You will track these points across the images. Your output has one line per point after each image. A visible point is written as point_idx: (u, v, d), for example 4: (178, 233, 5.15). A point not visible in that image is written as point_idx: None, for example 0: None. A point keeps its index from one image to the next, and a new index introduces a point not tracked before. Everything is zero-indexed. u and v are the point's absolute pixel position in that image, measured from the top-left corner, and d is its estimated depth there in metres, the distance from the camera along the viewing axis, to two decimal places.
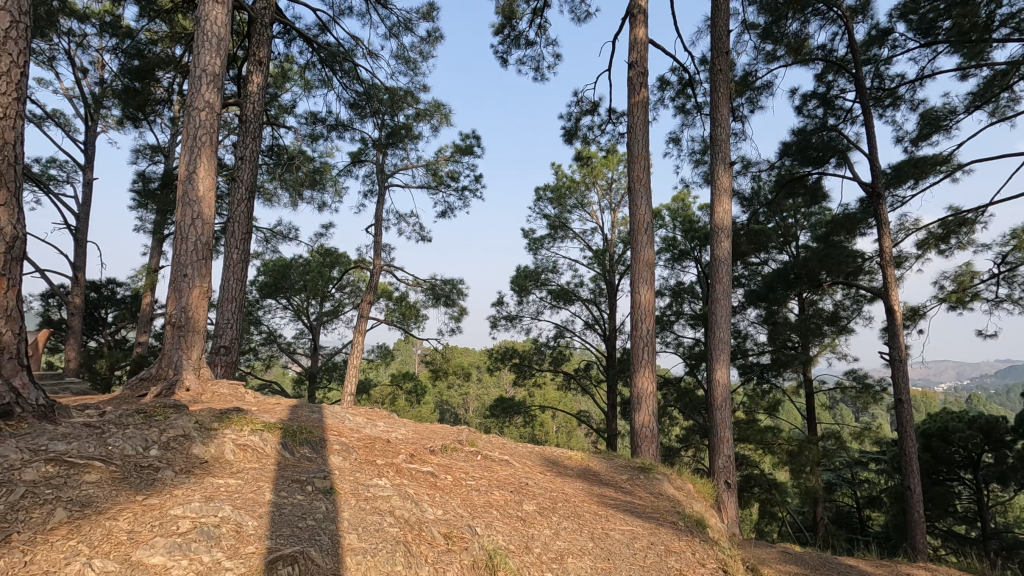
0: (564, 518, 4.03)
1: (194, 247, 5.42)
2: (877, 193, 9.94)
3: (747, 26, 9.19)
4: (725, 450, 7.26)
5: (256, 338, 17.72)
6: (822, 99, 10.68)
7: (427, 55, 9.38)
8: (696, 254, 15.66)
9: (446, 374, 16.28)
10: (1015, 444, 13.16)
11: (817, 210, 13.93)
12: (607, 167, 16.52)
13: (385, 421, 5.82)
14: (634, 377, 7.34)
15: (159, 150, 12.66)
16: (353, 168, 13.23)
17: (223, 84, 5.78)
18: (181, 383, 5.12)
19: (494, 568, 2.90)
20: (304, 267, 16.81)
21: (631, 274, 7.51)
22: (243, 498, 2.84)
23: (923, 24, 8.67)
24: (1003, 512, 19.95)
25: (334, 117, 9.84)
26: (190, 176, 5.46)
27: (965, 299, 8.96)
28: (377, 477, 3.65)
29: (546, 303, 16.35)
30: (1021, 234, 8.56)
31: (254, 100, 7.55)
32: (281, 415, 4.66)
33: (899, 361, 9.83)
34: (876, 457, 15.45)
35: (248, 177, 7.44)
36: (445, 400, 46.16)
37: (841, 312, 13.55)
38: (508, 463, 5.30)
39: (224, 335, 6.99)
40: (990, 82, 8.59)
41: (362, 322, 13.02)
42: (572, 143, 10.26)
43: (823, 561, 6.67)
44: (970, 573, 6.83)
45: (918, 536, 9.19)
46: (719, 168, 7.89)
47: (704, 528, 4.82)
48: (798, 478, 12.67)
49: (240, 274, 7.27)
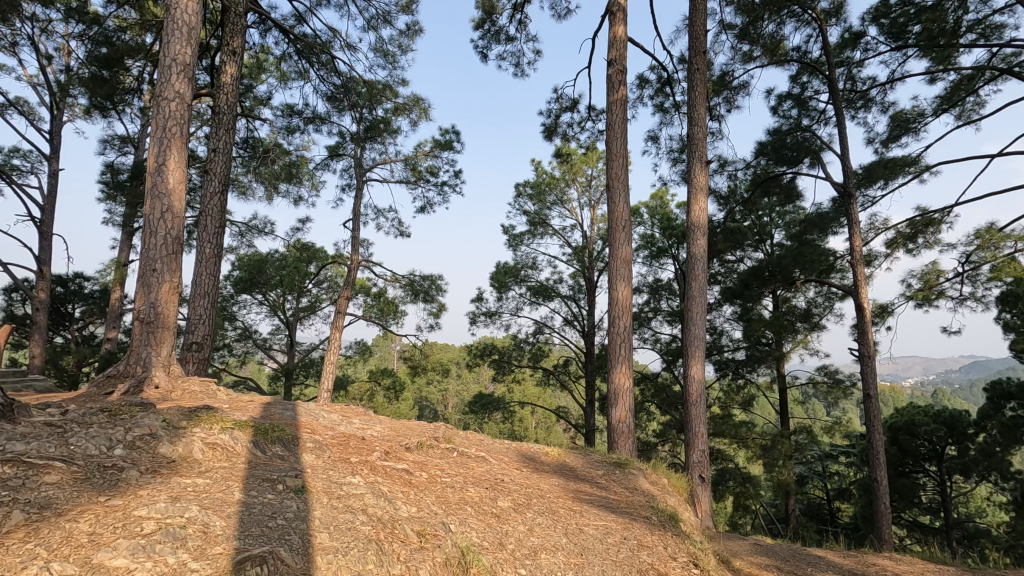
0: (539, 514, 4.04)
1: (163, 241, 5.28)
2: (849, 193, 10.17)
3: (724, 26, 9.30)
4: (699, 444, 7.36)
5: (230, 334, 17.41)
6: (797, 100, 10.88)
7: (406, 49, 9.30)
8: (673, 252, 15.88)
9: (425, 370, 16.22)
10: (977, 437, 13.72)
11: (791, 209, 14.18)
12: (586, 164, 16.66)
13: (361, 418, 5.76)
14: (612, 373, 7.39)
15: (128, 140, 12.29)
16: (331, 162, 13.07)
17: (194, 74, 5.64)
18: (150, 381, 5.00)
19: (467, 565, 2.89)
20: (281, 261, 16.54)
21: (609, 271, 7.53)
22: (212, 498, 2.79)
23: (894, 28, 8.87)
24: (965, 503, 20.73)
25: (311, 110, 9.71)
26: (159, 169, 5.30)
27: (931, 297, 9.23)
28: (351, 475, 3.61)
29: (526, 299, 16.40)
30: (984, 234, 8.83)
31: (228, 90, 7.38)
32: (253, 413, 4.56)
33: (867, 357, 10.09)
34: (845, 450, 15.90)
35: (221, 169, 7.26)
36: (424, 397, 46.08)
37: (813, 309, 13.87)
38: (484, 459, 5.30)
39: (196, 331, 6.82)
40: (957, 87, 8.84)
41: (340, 317, 12.86)
42: (552, 140, 10.28)
43: (793, 552, 6.79)
44: (933, 563, 7.03)
45: (884, 526, 9.45)
46: (696, 167, 7.96)
47: (677, 522, 4.87)
48: (771, 472, 12.91)
49: (213, 269, 7.12)
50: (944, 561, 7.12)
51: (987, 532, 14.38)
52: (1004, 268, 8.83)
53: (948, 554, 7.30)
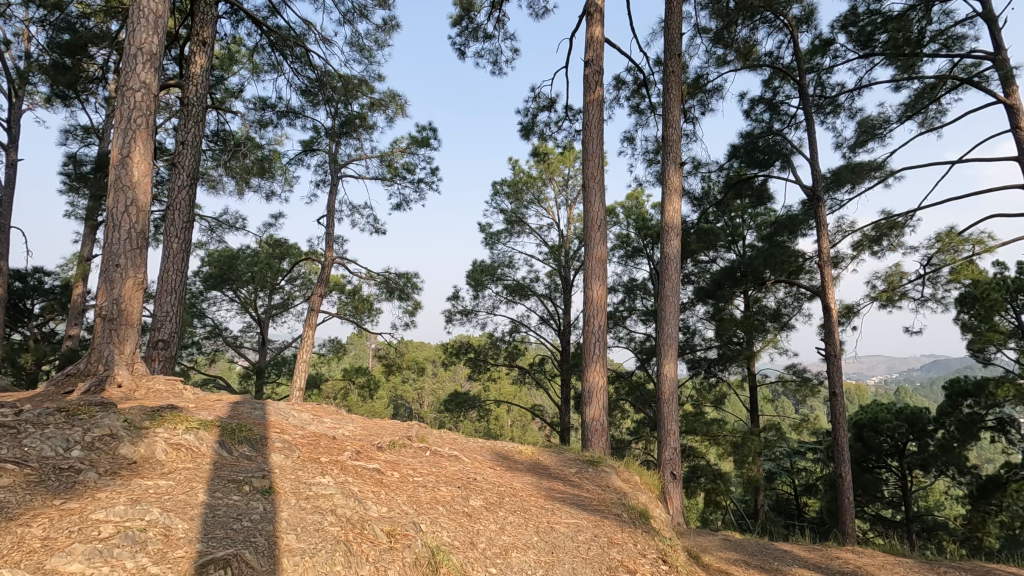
0: (510, 512, 4.05)
1: (127, 235, 5.12)
2: (817, 197, 10.42)
3: (699, 30, 9.44)
4: (671, 442, 7.47)
5: (199, 332, 17.01)
6: (769, 104, 11.11)
7: (383, 44, 9.19)
8: (648, 252, 16.06)
9: (400, 369, 16.06)
10: (935, 433, 14.16)
11: (763, 211, 14.47)
12: (563, 164, 16.75)
13: (332, 417, 5.65)
14: (586, 371, 7.43)
15: (92, 130, 11.88)
16: (305, 157, 12.84)
17: (161, 64, 5.48)
18: (112, 379, 4.85)
19: (436, 565, 2.87)
20: (252, 258, 16.18)
21: (584, 270, 7.57)
22: (174, 500, 2.72)
23: (862, 36, 9.10)
24: (924, 497, 21.51)
25: (284, 104, 9.53)
26: (123, 161, 5.13)
27: (894, 298, 9.52)
28: (320, 476, 3.55)
29: (501, 298, 16.38)
30: (944, 237, 9.13)
31: (197, 81, 7.16)
32: (219, 413, 4.45)
33: (833, 356, 10.36)
34: (812, 446, 16.30)
35: (189, 162, 7.06)
36: (398, 395, 45.82)
37: (783, 309, 14.19)
38: (457, 458, 5.27)
39: (162, 329, 6.61)
40: (920, 94, 9.12)
41: (313, 315, 12.66)
42: (529, 139, 10.29)
43: (760, 547, 6.94)
44: (893, 555, 7.26)
45: (848, 521, 9.68)
46: (671, 168, 8.05)
47: (648, 519, 4.92)
48: (741, 468, 13.17)
49: (180, 265, 6.92)
50: (903, 554, 7.36)
51: (944, 525, 14.94)
52: (963, 270, 9.15)
53: (907, 546, 7.55)
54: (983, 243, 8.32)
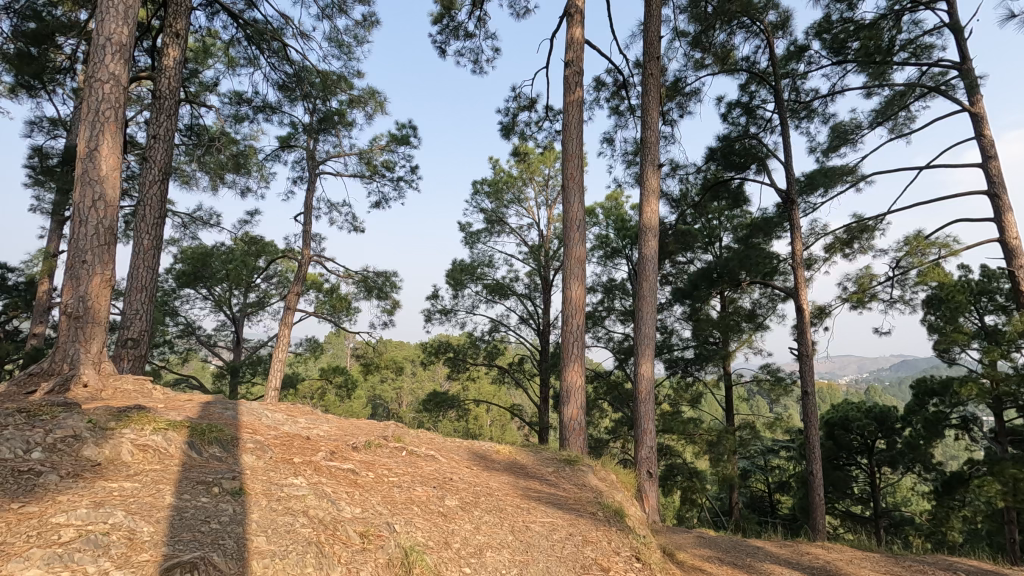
0: (486, 511, 4.04)
1: (94, 231, 4.98)
2: (791, 200, 10.62)
3: (677, 34, 9.55)
4: (647, 440, 7.54)
5: (171, 330, 16.63)
6: (745, 108, 11.29)
7: (362, 40, 9.09)
8: (627, 252, 16.18)
9: (378, 369, 15.91)
10: (903, 431, 14.57)
11: (739, 213, 14.70)
12: (543, 164, 16.79)
13: (307, 417, 5.59)
14: (564, 370, 7.45)
15: (59, 123, 11.52)
16: (282, 153, 12.64)
17: (131, 55, 5.34)
18: (78, 379, 4.71)
19: (410, 565, 2.86)
20: (227, 255, 15.87)
21: (563, 271, 7.59)
22: (141, 502, 2.65)
23: (835, 44, 9.29)
24: (892, 494, 22.11)
25: (261, 99, 9.38)
26: (90, 155, 4.99)
27: (865, 299, 9.76)
28: (293, 476, 3.50)
29: (481, 297, 16.37)
30: (912, 241, 9.39)
31: (170, 74, 7.00)
32: (190, 413, 4.37)
33: (806, 357, 10.57)
34: (785, 445, 16.63)
35: (162, 157, 6.89)
36: (377, 394, 45.52)
37: (758, 310, 14.43)
38: (433, 458, 5.24)
39: (131, 327, 6.44)
40: (890, 101, 9.37)
41: (289, 314, 12.47)
42: (509, 138, 10.29)
43: (734, 544, 7.04)
44: (862, 550, 7.43)
45: (818, 517, 9.88)
46: (649, 170, 8.13)
47: (623, 517, 4.96)
48: (716, 466, 13.38)
49: (151, 262, 6.74)
50: (869, 548, 7.55)
51: (910, 520, 15.38)
52: (930, 273, 9.42)
53: (875, 542, 7.73)
54: (949, 247, 8.57)
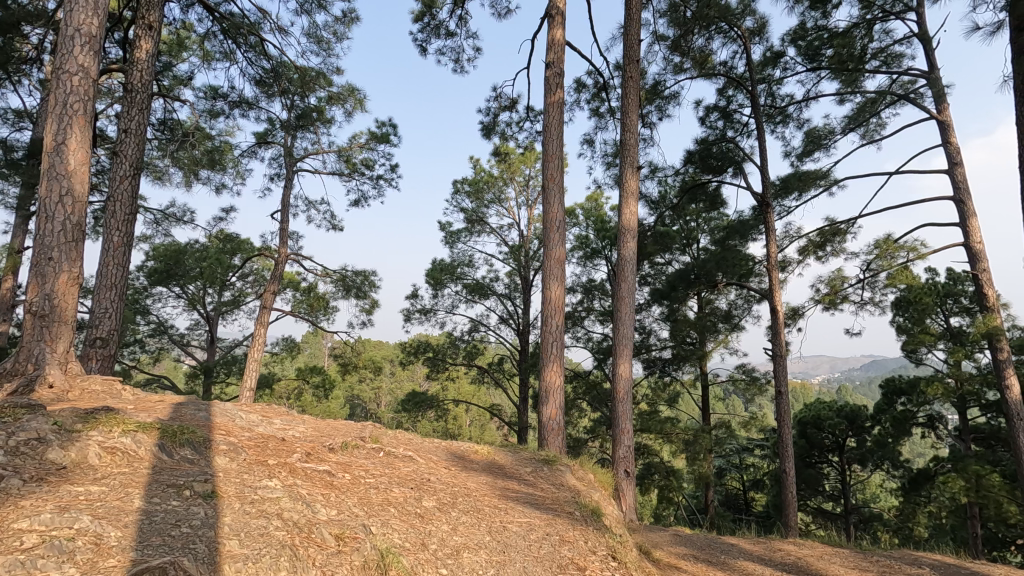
0: (463, 512, 4.04)
1: (61, 227, 4.83)
2: (766, 203, 10.82)
3: (657, 37, 9.64)
4: (625, 440, 7.60)
5: (142, 329, 16.24)
6: (722, 112, 11.47)
7: (342, 36, 8.99)
8: (606, 253, 16.30)
9: (356, 369, 15.74)
10: (872, 429, 14.96)
11: (716, 215, 14.92)
12: (524, 164, 16.83)
13: (282, 418, 5.50)
14: (543, 370, 7.46)
15: (25, 114, 11.15)
16: (258, 149, 12.44)
17: (101, 47, 5.20)
18: (43, 379, 4.57)
19: (386, 567, 2.84)
20: (201, 253, 15.56)
21: (543, 271, 7.61)
22: (108, 507, 2.59)
23: (810, 50, 9.47)
24: (862, 491, 22.67)
25: (237, 94, 9.21)
26: (57, 149, 4.84)
27: (836, 300, 9.99)
28: (267, 478, 3.45)
29: (461, 297, 16.33)
30: (882, 244, 9.64)
31: (142, 67, 6.83)
32: (160, 415, 4.27)
33: (779, 357, 10.77)
34: (760, 444, 16.92)
35: (133, 152, 6.72)
36: (355, 395, 45.07)
37: (734, 311, 14.65)
38: (411, 459, 5.22)
39: (100, 326, 6.26)
40: (863, 108, 9.61)
41: (265, 313, 12.27)
42: (490, 138, 10.28)
43: (709, 541, 7.13)
44: (832, 546, 7.60)
45: (791, 514, 10.06)
46: (628, 171, 8.20)
47: (600, 516, 4.99)
48: (693, 465, 13.56)
49: (122, 260, 6.57)
50: (839, 544, 7.72)
51: (879, 516, 15.79)
52: (898, 275, 9.69)
53: (845, 538, 7.90)
54: (916, 250, 8.83)
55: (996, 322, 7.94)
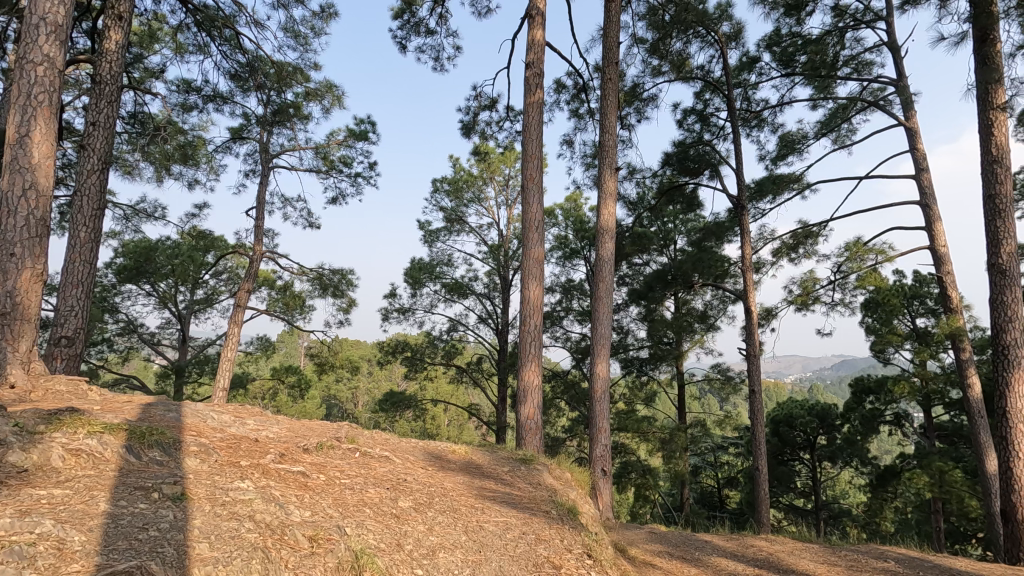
0: (439, 512, 4.02)
1: (24, 222, 4.67)
2: (741, 205, 11.01)
3: (636, 40, 9.74)
4: (602, 439, 7.66)
5: (111, 328, 15.81)
6: (700, 116, 11.64)
7: (319, 32, 8.88)
8: (585, 254, 16.39)
9: (333, 368, 15.55)
10: (842, 427, 15.34)
11: (693, 217, 15.13)
12: (504, 164, 16.84)
13: (255, 418, 5.41)
14: (521, 370, 7.48)
15: None
16: (233, 145, 12.21)
17: (68, 38, 5.04)
18: (4, 380, 4.41)
19: (361, 568, 2.82)
20: (173, 249, 15.20)
21: (522, 271, 7.62)
22: (72, 510, 2.51)
23: (784, 56, 9.65)
24: (832, 488, 23.22)
25: (211, 88, 9.03)
26: (21, 141, 4.68)
27: (808, 301, 10.22)
28: (240, 480, 3.39)
29: (440, 296, 16.24)
30: (852, 247, 9.89)
31: (112, 58, 6.64)
32: (128, 415, 4.17)
33: (753, 356, 10.97)
34: (734, 442, 17.21)
35: (102, 145, 6.53)
36: (332, 395, 44.56)
37: (709, 311, 14.88)
38: (387, 459, 5.18)
39: (66, 325, 6.07)
40: (835, 114, 9.85)
41: (239, 312, 12.04)
42: (469, 137, 10.25)
43: (684, 538, 7.23)
44: (803, 541, 7.76)
45: (763, 510, 10.26)
46: (606, 172, 8.27)
47: (576, 514, 5.03)
48: (669, 463, 13.71)
49: (89, 256, 6.39)
50: (809, 539, 7.91)
51: (848, 512, 16.19)
52: (867, 277, 9.95)
53: (814, 533, 8.09)
54: (884, 253, 9.08)
55: (958, 323, 8.22)
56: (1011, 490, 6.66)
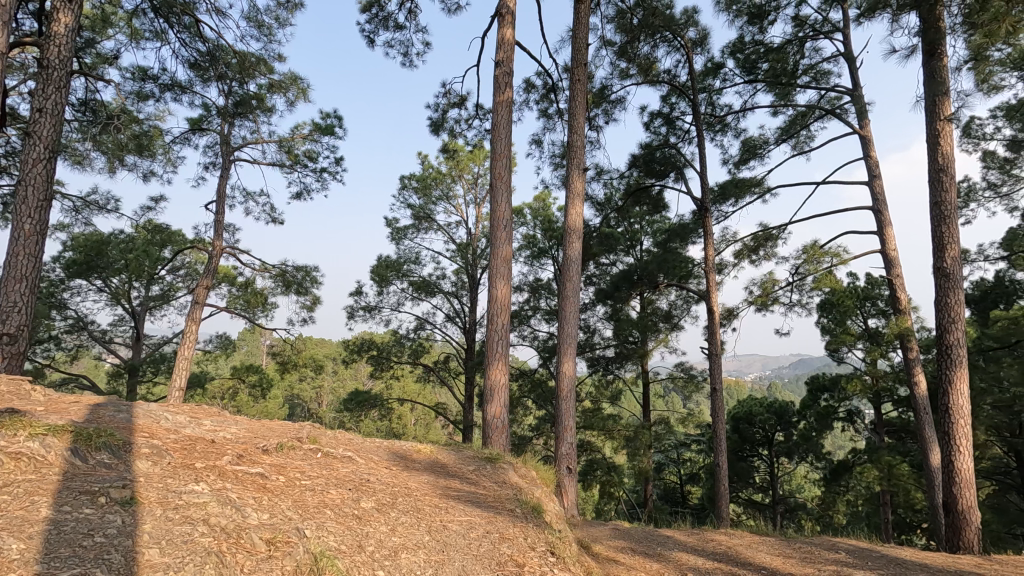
0: (402, 512, 3.98)
1: None
2: (705, 208, 11.26)
3: (604, 42, 9.82)
4: (568, 437, 7.70)
5: (58, 325, 15.10)
6: (666, 119, 11.84)
7: (284, 22, 8.66)
8: (553, 253, 16.47)
9: (296, 368, 15.21)
10: (798, 424, 15.87)
11: (659, 218, 15.41)
12: (473, 162, 16.78)
13: (214, 419, 5.24)
14: (488, 369, 7.46)
15: None
16: (192, 136, 11.81)
17: (12, 18, 4.77)
18: None
19: (320, 570, 2.77)
20: (127, 244, 14.60)
21: (490, 270, 7.61)
22: (10, 517, 2.38)
23: (747, 63, 9.91)
24: (789, 483, 23.99)
25: (168, 76, 8.70)
26: None
27: (767, 302, 10.52)
28: (194, 483, 3.28)
29: (407, 295, 16.05)
30: (809, 250, 10.23)
31: (61, 42, 6.32)
32: (76, 416, 3.98)
33: (715, 355, 11.23)
34: (696, 439, 17.60)
35: (48, 133, 6.21)
36: (295, 394, 43.63)
37: (673, 311, 15.18)
38: (350, 459, 5.10)
39: (8, 321, 5.76)
40: (794, 120, 10.17)
41: (197, 309, 11.66)
42: (438, 134, 10.17)
43: (646, 534, 7.34)
44: (761, 535, 7.99)
45: (722, 505, 10.52)
46: (574, 172, 8.32)
47: (540, 512, 5.05)
48: (633, 460, 13.91)
49: (33, 250, 6.06)
50: (765, 533, 8.16)
51: (803, 506, 16.75)
52: (823, 279, 10.31)
53: (771, 527, 8.33)
54: (839, 256, 9.43)
55: (907, 324, 8.58)
56: (953, 482, 7.01)
